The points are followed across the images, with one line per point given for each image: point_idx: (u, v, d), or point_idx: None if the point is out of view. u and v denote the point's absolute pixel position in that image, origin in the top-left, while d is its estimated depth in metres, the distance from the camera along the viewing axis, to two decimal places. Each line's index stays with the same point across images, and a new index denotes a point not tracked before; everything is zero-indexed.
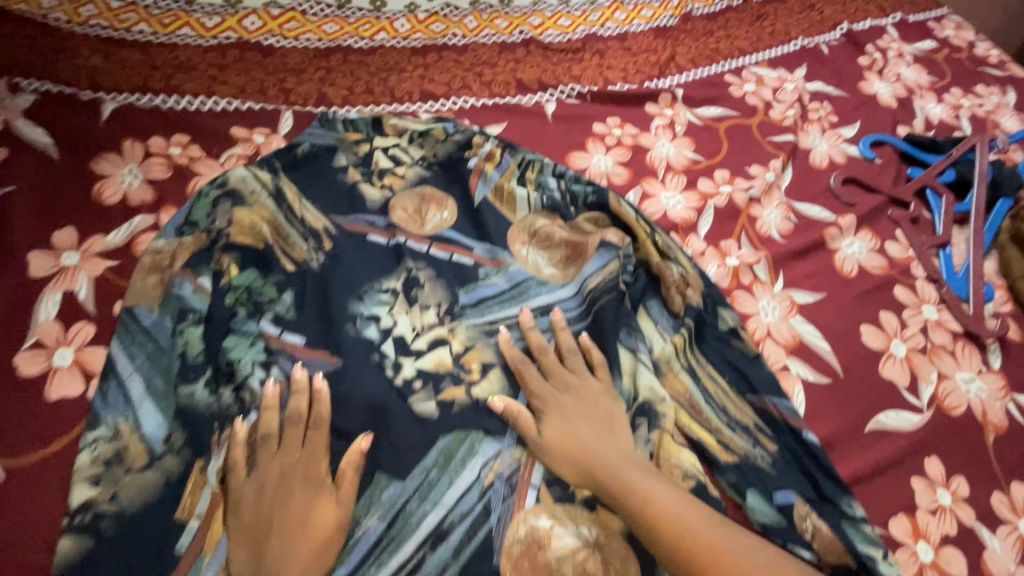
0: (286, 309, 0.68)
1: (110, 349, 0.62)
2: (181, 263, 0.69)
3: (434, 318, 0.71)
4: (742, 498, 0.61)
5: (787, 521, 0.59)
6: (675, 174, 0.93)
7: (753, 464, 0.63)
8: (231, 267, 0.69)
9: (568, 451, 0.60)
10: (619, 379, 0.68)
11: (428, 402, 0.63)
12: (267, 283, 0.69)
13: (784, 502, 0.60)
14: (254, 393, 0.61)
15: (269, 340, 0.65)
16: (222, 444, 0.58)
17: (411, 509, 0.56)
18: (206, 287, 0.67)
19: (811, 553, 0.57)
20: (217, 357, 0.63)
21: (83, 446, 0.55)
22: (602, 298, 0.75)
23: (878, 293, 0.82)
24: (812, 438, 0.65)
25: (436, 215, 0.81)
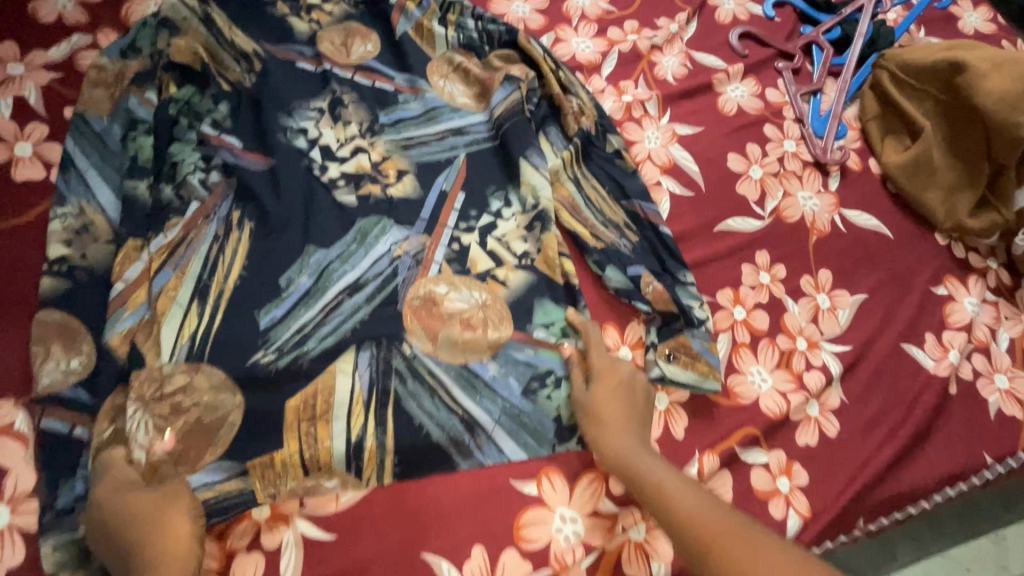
0: (223, 117, 0.78)
1: (65, 147, 0.71)
2: (125, 78, 0.76)
3: (356, 132, 0.81)
4: (602, 272, 0.76)
5: (634, 285, 0.75)
6: (587, 23, 1.01)
7: (616, 248, 0.79)
8: (169, 85, 0.78)
9: (603, 426, 0.63)
10: (517, 186, 0.80)
11: (349, 196, 0.76)
12: (204, 97, 0.79)
13: (634, 274, 0.76)
14: (192, 187, 0.71)
15: (209, 140, 0.75)
16: (173, 225, 0.69)
17: (334, 269, 0.70)
18: (152, 101, 0.75)
19: (647, 305, 0.74)
20: (163, 160, 0.72)
21: (54, 217, 0.66)
22: (509, 124, 0.83)
23: (749, 128, 0.95)
24: (664, 229, 0.80)
25: (360, 47, 0.89)
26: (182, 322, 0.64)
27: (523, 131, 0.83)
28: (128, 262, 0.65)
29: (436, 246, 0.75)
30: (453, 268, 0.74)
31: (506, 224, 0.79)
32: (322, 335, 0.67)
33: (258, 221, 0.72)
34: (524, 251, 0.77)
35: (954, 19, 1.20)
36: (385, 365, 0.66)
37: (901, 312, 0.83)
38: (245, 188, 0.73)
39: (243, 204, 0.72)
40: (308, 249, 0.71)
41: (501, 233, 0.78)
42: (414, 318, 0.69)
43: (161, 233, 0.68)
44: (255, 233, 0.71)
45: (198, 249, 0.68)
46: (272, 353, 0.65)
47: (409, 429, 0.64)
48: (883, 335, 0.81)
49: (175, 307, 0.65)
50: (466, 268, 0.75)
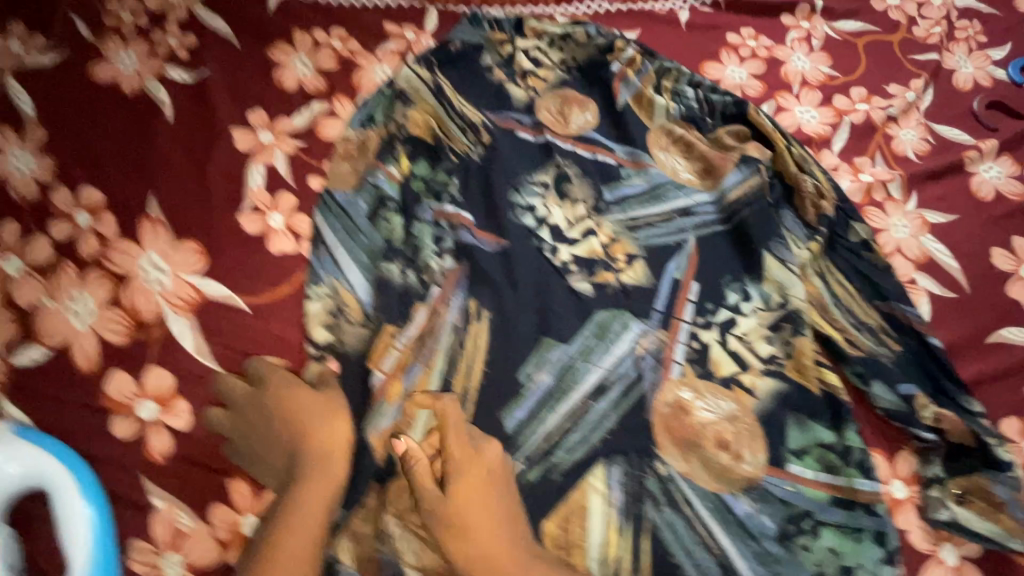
0: (457, 193, 0.76)
1: (315, 220, 0.72)
2: (366, 151, 0.78)
3: (583, 212, 0.77)
4: (867, 387, 0.67)
5: (910, 408, 0.65)
6: (810, 89, 0.92)
7: (877, 359, 0.68)
8: (404, 159, 0.77)
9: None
10: (759, 279, 0.73)
11: (583, 282, 0.72)
12: (437, 170, 0.77)
13: (908, 393, 0.65)
14: (432, 271, 0.70)
15: (446, 216, 0.74)
16: (417, 313, 0.68)
17: (577, 367, 0.66)
18: (396, 176, 0.76)
19: (933, 435, 0.65)
20: (410, 241, 0.72)
21: (310, 296, 0.67)
22: (746, 209, 0.77)
23: (1013, 218, 0.82)
24: (937, 342, 0.69)
25: (579, 116, 0.85)
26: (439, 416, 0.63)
27: (763, 219, 0.76)
28: (384, 351, 0.65)
29: (676, 343, 0.69)
30: (696, 370, 0.68)
31: (746, 321, 0.71)
32: (570, 446, 0.63)
33: (495, 309, 0.69)
34: (770, 354, 0.69)
35: None
36: (636, 486, 0.61)
37: None
38: (476, 271, 0.71)
39: (478, 291, 0.70)
40: (545, 341, 0.67)
41: (743, 332, 0.71)
42: (664, 432, 0.64)
43: (408, 325, 0.67)
44: (489, 320, 0.69)
45: (441, 341, 0.67)
46: (521, 462, 0.62)
47: (480, 502, 0.59)
48: None
49: (425, 407, 0.63)
50: (709, 371, 0.68)
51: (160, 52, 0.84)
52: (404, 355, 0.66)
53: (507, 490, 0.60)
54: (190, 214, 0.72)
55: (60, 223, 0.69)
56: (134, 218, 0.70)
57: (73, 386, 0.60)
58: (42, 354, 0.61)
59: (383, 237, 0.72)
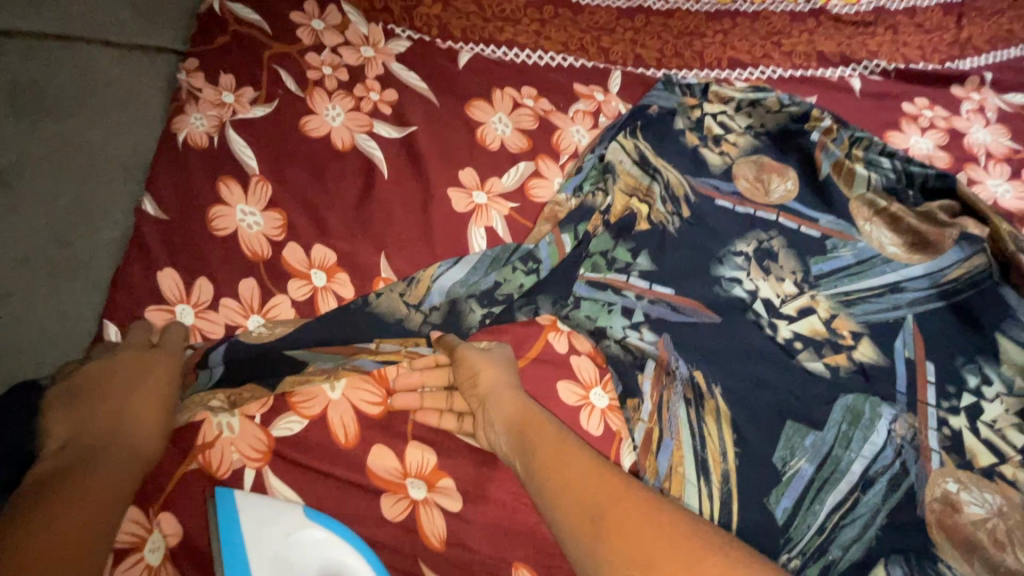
0: (649, 268, 0.74)
1: (483, 261, 0.70)
2: (559, 219, 0.75)
3: (793, 288, 0.75)
4: None
5: None
6: (996, 162, 0.93)
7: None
8: (597, 229, 0.76)
9: (528, 439, 0.57)
10: (996, 361, 0.71)
11: (816, 362, 0.69)
12: (621, 248, 0.76)
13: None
14: (637, 344, 0.68)
15: (645, 292, 0.72)
16: (643, 385, 0.66)
17: (837, 455, 0.63)
18: (567, 245, 0.73)
19: None
20: (586, 322, 0.69)
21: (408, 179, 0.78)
22: (967, 291, 0.76)
23: None
24: None
25: (780, 185, 0.85)
26: (707, 494, 0.60)
27: (987, 302, 0.75)
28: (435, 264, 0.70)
29: (927, 429, 0.66)
30: (954, 459, 0.65)
31: (992, 408, 0.69)
32: (844, 541, 0.58)
33: (726, 387, 0.66)
34: None
35: None
36: None
37: None
38: (700, 348, 0.69)
39: (700, 361, 0.68)
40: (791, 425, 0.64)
41: (993, 419, 0.68)
42: (939, 530, 0.59)
43: (643, 400, 0.65)
44: (727, 395, 0.66)
45: (679, 414, 0.64)
46: (797, 557, 0.58)
47: (495, 382, 0.61)
48: None
49: (687, 488, 0.60)
50: (968, 461, 0.65)
51: (364, 106, 0.84)
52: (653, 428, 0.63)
53: (503, 378, 0.62)
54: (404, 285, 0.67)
55: (298, 282, 0.68)
56: (370, 282, 0.69)
57: (338, 458, 0.59)
58: (299, 424, 0.60)
59: (579, 324, 0.70)
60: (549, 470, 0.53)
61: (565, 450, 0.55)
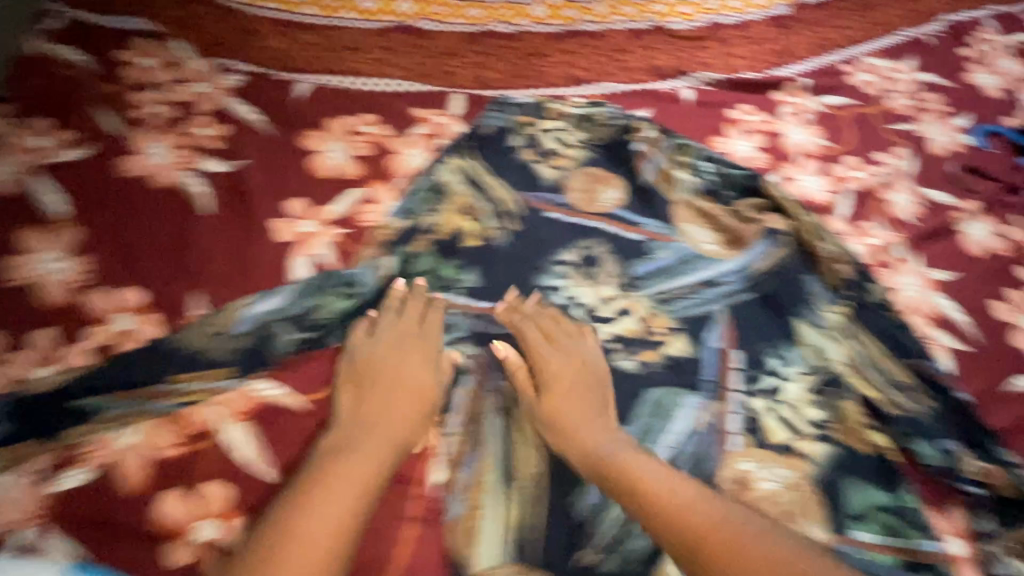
0: (474, 284, 0.77)
1: (297, 287, 0.72)
2: (384, 244, 0.77)
3: (614, 291, 0.79)
4: (914, 445, 0.70)
5: (953, 464, 0.69)
6: (809, 159, 1.01)
7: (913, 417, 0.72)
8: (422, 249, 0.78)
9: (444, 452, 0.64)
10: (795, 344, 0.78)
11: (628, 360, 0.73)
12: (448, 265, 0.78)
13: (950, 449, 0.70)
14: (451, 360, 0.70)
15: (468, 308, 0.74)
16: (456, 399, 0.67)
17: (640, 447, 0.67)
18: (388, 270, 0.75)
19: (978, 488, 0.68)
20: (404, 342, 0.69)
21: (231, 214, 0.78)
22: (772, 280, 0.82)
23: (1000, 275, 0.91)
24: (962, 395, 0.74)
25: (606, 195, 0.90)
26: (513, 498, 0.62)
27: (785, 288, 0.81)
28: (250, 294, 0.71)
29: (729, 413, 0.71)
30: (753, 439, 0.70)
31: (792, 387, 0.74)
32: None
33: (538, 392, 0.68)
34: (820, 419, 0.72)
35: None
36: None
37: None
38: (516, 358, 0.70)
39: (514, 370, 0.70)
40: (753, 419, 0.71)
41: (790, 397, 0.73)
42: None
43: (451, 414, 0.66)
44: (539, 399, 0.68)
45: (489, 424, 0.66)
46: (598, 552, 0.60)
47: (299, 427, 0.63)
48: None
49: (492, 495, 0.62)
50: (765, 439, 0.70)
51: (191, 142, 0.84)
52: (463, 440, 0.65)
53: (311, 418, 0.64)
54: (212, 317, 0.68)
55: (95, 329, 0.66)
56: (178, 319, 0.68)
57: (122, 507, 0.57)
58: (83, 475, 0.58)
59: (395, 344, 0.69)
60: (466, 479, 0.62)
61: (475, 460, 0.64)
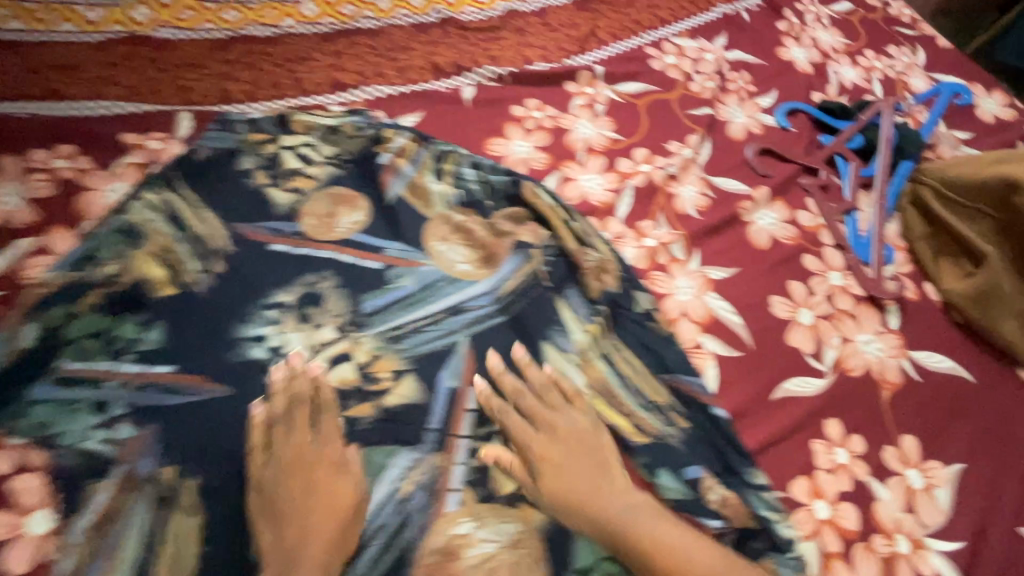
0: (154, 345, 0.65)
1: None
2: (38, 308, 0.65)
3: (333, 334, 0.69)
4: (653, 478, 0.64)
5: (694, 494, 0.64)
6: (594, 155, 0.93)
7: (663, 443, 0.66)
8: (92, 309, 0.66)
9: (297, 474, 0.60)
10: (541, 372, 0.70)
11: (332, 419, 0.63)
12: (127, 324, 0.65)
13: (693, 477, 0.64)
14: (96, 448, 0.58)
15: (136, 377, 0.62)
16: (94, 497, 0.56)
17: (327, 526, 0.57)
18: (32, 340, 0.63)
19: (719, 520, 0.63)
20: (41, 432, 0.58)
21: None
22: (520, 301, 0.74)
23: (787, 265, 0.85)
24: (718, 413, 0.69)
25: (347, 218, 0.79)
26: None
27: (535, 309, 0.74)
28: None
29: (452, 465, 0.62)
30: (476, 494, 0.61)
31: (531, 423, 0.66)
32: None
33: (208, 475, 0.58)
34: None
35: (970, 107, 1.14)
36: None
37: (1007, 480, 0.71)
38: (189, 433, 0.60)
39: (176, 455, 0.59)
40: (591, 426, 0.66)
41: (526, 437, 0.65)
42: None
43: (82, 516, 0.55)
44: (203, 487, 0.58)
45: (132, 524, 0.55)
46: None
47: None
48: (994, 518, 0.68)
49: None
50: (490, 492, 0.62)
51: None
52: (93, 550, 0.54)
53: None
54: None
55: None
56: None
57: None
58: None
59: (25, 435, 0.58)
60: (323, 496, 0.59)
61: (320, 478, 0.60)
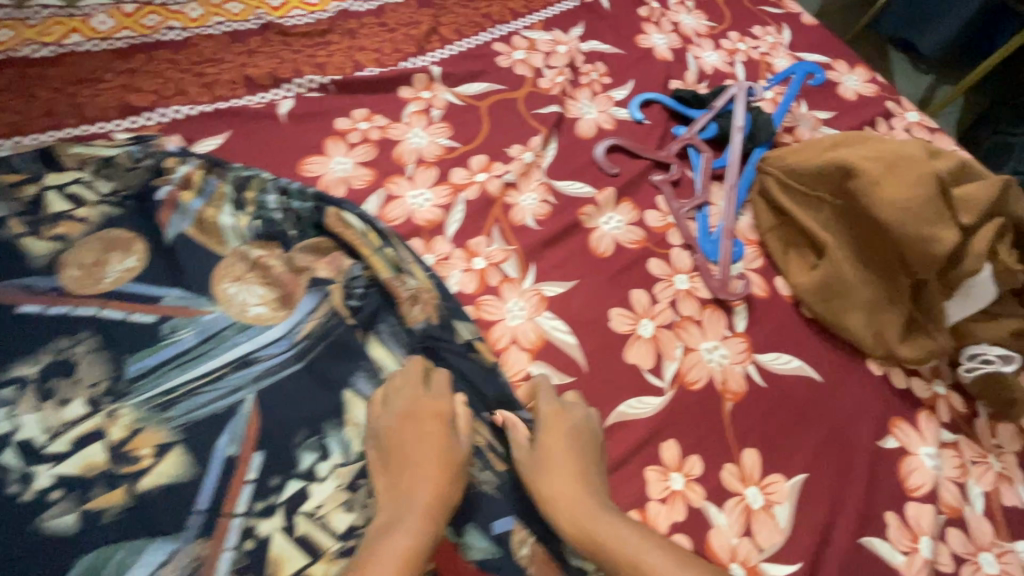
0: None
1: None
2: None
3: (83, 409, 0.59)
4: (459, 536, 0.60)
5: (503, 551, 0.60)
6: (425, 167, 0.85)
7: (480, 492, 0.63)
8: None
9: (400, 437, 0.59)
10: (339, 426, 0.62)
11: (67, 516, 0.54)
12: None
13: (501, 532, 0.61)
14: None
15: None
16: None
17: None
18: None
19: None
20: None
21: None
22: (318, 346, 0.66)
23: (631, 272, 0.79)
24: None
25: (117, 265, 0.68)
26: None
27: (336, 354, 0.66)
28: None
29: (219, 553, 0.54)
30: None
31: (322, 489, 0.59)
32: None
33: None
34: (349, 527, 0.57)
35: (833, 85, 1.11)
36: None
37: (853, 485, 0.67)
38: None
39: None
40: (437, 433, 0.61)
41: (315, 506, 0.57)
42: None
43: None
44: None
45: None
46: None
47: None
48: (835, 530, 0.64)
49: None
50: None
51: None
52: None
53: None
54: None
55: None
56: None
57: None
58: None
59: None
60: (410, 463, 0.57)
61: (410, 441, 0.59)
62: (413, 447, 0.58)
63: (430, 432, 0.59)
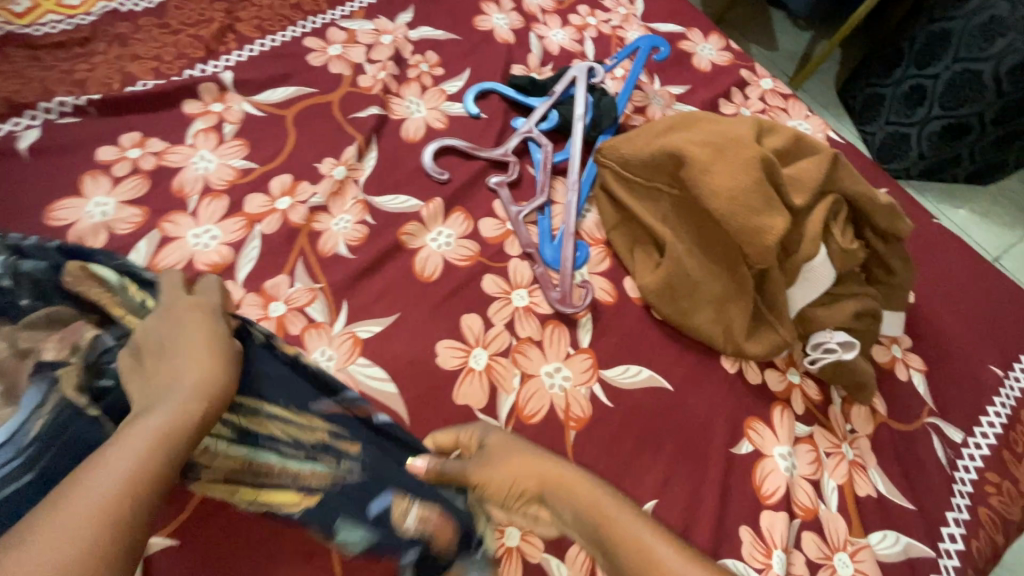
0: None
1: None
2: None
3: None
4: (332, 539, 0.48)
5: (385, 534, 0.49)
6: (213, 197, 0.72)
7: (341, 487, 0.50)
8: None
9: (157, 334, 0.48)
10: None
11: None
12: None
13: (378, 511, 0.49)
14: None
15: None
16: None
17: None
18: None
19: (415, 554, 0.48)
20: None
21: None
22: (52, 450, 0.48)
23: (461, 294, 0.70)
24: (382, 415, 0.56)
25: None
26: None
27: (79, 454, 0.48)
28: None
29: None
30: None
31: None
32: None
33: None
34: None
35: (687, 56, 1.05)
36: None
37: (705, 504, 0.62)
38: None
39: None
40: (189, 485, 0.47)
41: None
42: None
43: None
44: None
45: None
46: None
47: None
48: None
49: None
50: None
51: None
52: None
53: None
54: None
55: None
56: None
57: None
58: None
59: None
60: (168, 350, 0.46)
61: (169, 334, 0.48)
62: (173, 339, 0.48)
63: (190, 320, 0.49)
